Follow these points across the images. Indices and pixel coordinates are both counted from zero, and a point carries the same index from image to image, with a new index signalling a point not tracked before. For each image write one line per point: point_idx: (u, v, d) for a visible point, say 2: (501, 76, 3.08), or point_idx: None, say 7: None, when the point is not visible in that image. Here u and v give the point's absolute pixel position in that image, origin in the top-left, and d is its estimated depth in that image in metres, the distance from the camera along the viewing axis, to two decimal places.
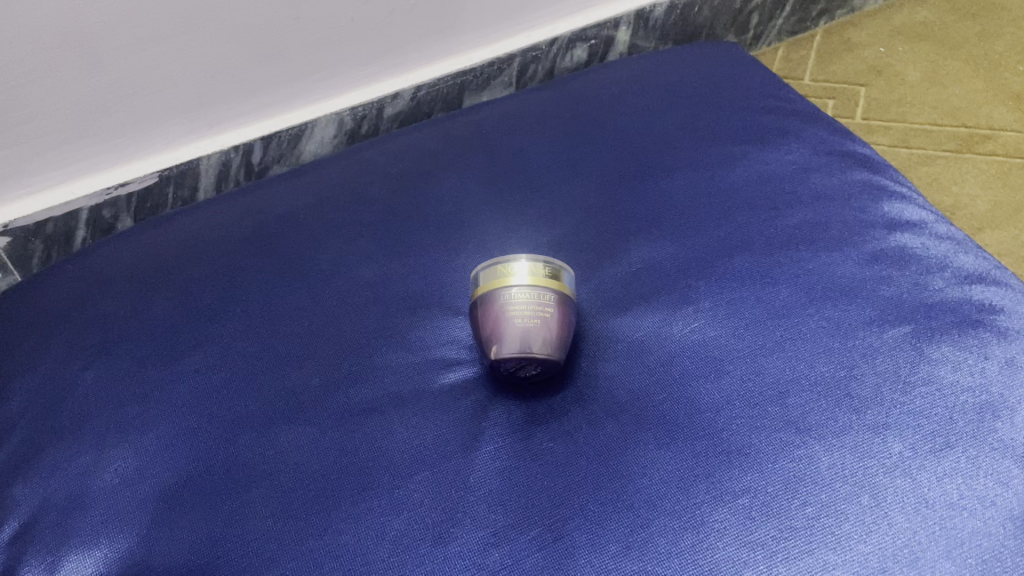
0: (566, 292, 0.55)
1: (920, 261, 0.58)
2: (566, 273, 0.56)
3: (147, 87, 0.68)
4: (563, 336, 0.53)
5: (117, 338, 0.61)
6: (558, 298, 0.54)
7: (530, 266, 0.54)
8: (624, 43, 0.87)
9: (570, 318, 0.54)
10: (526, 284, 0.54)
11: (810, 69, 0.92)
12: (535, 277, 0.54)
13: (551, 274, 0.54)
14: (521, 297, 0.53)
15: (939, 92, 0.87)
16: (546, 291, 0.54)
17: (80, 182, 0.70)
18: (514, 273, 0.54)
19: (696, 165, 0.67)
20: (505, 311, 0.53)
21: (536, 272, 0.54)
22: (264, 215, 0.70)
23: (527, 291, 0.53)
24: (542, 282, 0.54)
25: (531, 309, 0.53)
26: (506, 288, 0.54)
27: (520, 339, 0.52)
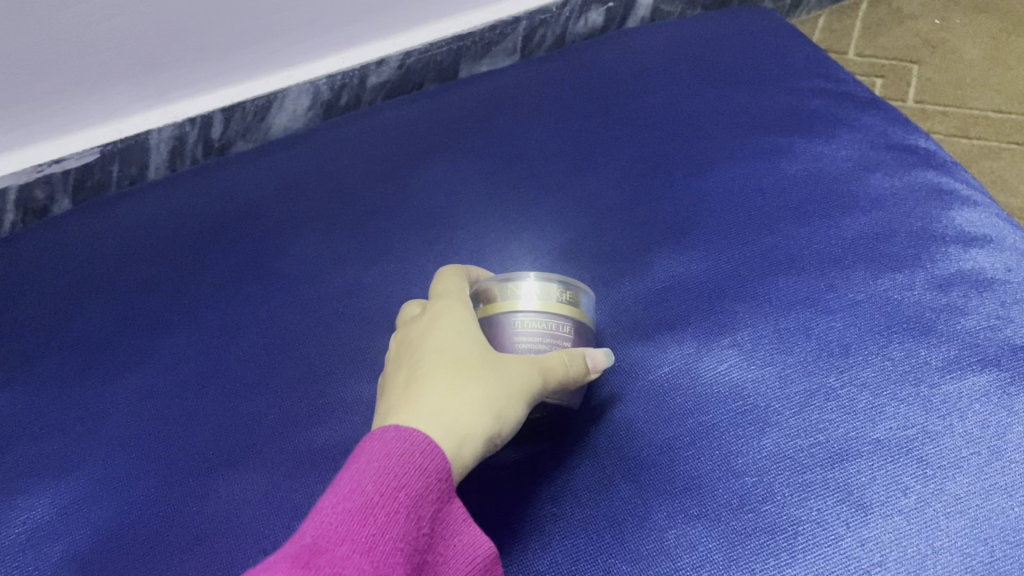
0: (586, 321, 0.44)
1: (1000, 288, 0.49)
2: (586, 296, 0.45)
3: (85, 48, 0.57)
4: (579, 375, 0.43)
5: (42, 355, 0.52)
6: (576, 330, 0.43)
7: (547, 287, 0.43)
8: (647, 7, 0.76)
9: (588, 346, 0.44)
10: (543, 312, 0.42)
11: (855, 41, 0.81)
12: (554, 303, 0.43)
13: (572, 299, 0.43)
14: (534, 328, 0.42)
15: (1002, 73, 0.76)
16: (563, 322, 0.43)
17: (9, 157, 0.60)
18: (526, 295, 0.43)
19: (733, 161, 0.58)
20: (509, 344, 0.42)
21: (555, 297, 0.43)
22: (223, 203, 0.60)
23: (541, 321, 0.42)
24: (561, 310, 0.43)
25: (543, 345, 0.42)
26: (515, 313, 0.42)
27: None
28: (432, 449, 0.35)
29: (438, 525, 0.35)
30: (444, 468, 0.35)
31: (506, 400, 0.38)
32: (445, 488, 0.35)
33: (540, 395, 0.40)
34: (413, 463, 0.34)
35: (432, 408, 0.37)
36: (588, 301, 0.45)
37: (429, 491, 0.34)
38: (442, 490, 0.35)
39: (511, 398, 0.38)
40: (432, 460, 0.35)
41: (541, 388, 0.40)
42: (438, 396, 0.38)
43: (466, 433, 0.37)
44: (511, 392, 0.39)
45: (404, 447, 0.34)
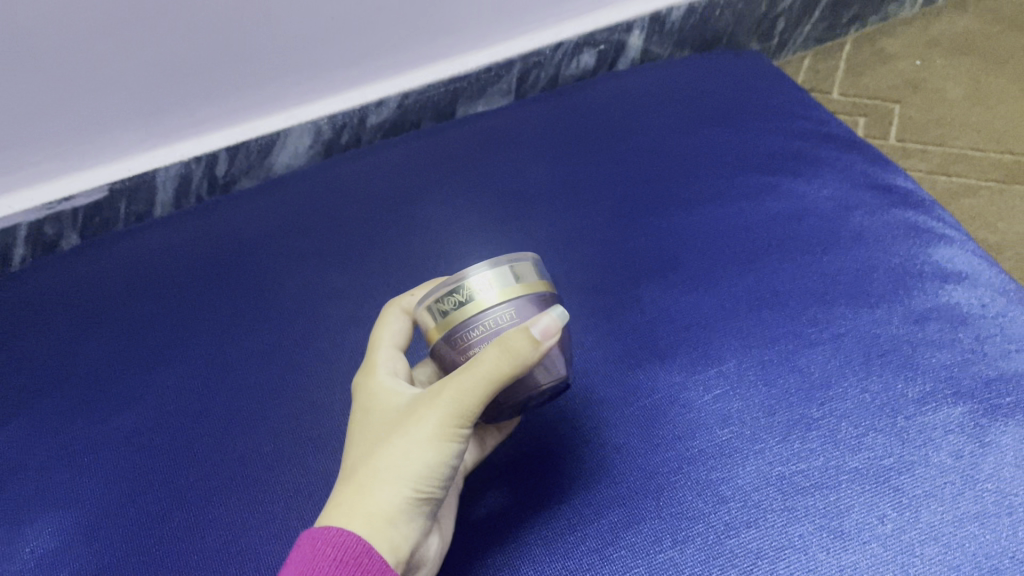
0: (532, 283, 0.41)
1: (975, 322, 0.51)
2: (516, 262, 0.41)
3: (94, 90, 0.59)
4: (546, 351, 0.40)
5: (50, 387, 0.54)
6: (521, 306, 0.40)
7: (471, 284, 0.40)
8: (637, 49, 0.79)
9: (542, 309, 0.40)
10: (477, 316, 0.39)
11: (839, 82, 0.84)
12: (488, 299, 0.39)
13: (502, 280, 0.40)
14: (476, 337, 0.39)
15: (982, 113, 0.78)
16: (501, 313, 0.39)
17: (19, 195, 0.62)
18: (457, 307, 0.40)
19: (720, 199, 0.60)
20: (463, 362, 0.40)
21: (483, 290, 0.39)
22: (226, 239, 0.62)
23: (479, 325, 0.39)
24: (493, 303, 0.39)
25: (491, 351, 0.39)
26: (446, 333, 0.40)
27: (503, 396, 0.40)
28: (346, 538, 0.36)
29: None
30: (364, 549, 0.36)
31: (408, 457, 0.37)
32: (370, 568, 0.35)
33: (458, 425, 0.38)
34: (325, 556, 0.35)
35: (343, 496, 0.38)
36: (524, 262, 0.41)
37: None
38: (369, 569, 0.35)
39: (416, 452, 0.37)
40: (348, 548, 0.35)
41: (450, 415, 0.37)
42: (352, 480, 0.38)
43: (377, 506, 0.37)
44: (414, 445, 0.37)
45: (317, 542, 0.36)
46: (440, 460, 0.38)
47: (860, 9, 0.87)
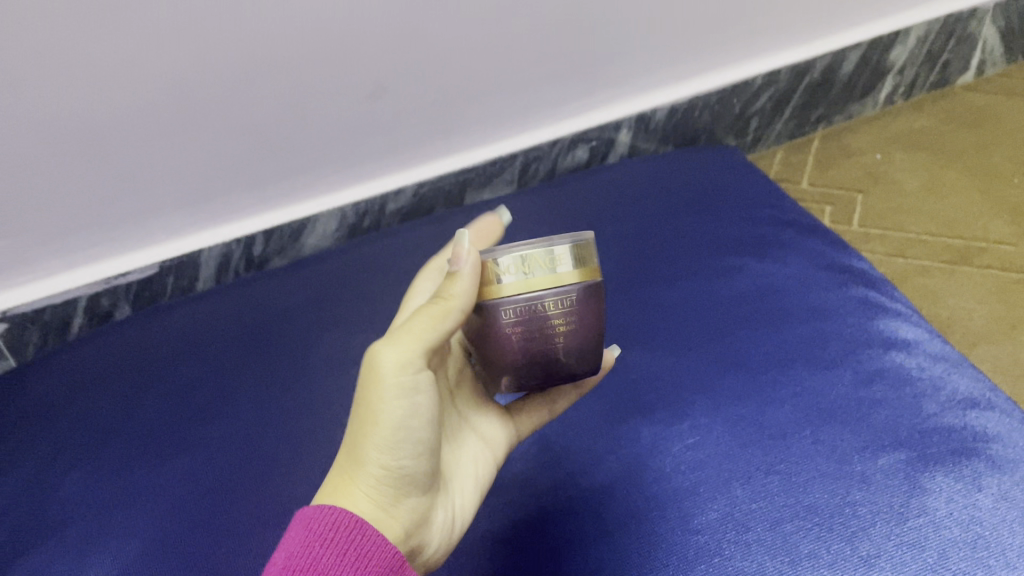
0: (587, 270, 0.41)
1: (914, 383, 0.58)
2: (579, 243, 0.41)
3: (152, 182, 0.69)
4: (580, 339, 0.42)
5: (107, 437, 0.62)
6: (574, 295, 0.41)
7: (526, 259, 0.40)
8: (625, 145, 0.89)
9: (592, 305, 0.41)
10: (521, 293, 0.40)
11: (808, 173, 0.94)
12: (543, 280, 0.40)
13: (556, 263, 0.40)
14: (514, 314, 0.41)
15: (935, 202, 0.87)
16: (553, 298, 0.40)
17: (82, 271, 0.71)
18: (512, 278, 0.40)
19: (695, 276, 0.68)
20: (500, 329, 0.41)
21: (534, 270, 0.40)
22: (261, 310, 0.71)
23: (520, 303, 0.40)
24: (546, 286, 0.40)
25: (527, 330, 0.41)
26: (496, 300, 0.40)
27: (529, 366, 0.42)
28: (341, 517, 0.39)
29: None
30: (357, 526, 0.39)
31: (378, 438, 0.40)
32: (363, 544, 0.39)
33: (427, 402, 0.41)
34: (321, 534, 0.38)
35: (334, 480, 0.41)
36: (586, 244, 0.41)
37: (340, 554, 0.38)
38: (364, 545, 0.39)
39: (379, 418, 0.40)
40: (344, 528, 0.39)
41: (394, 373, 0.40)
42: (337, 466, 0.41)
43: (359, 488, 0.40)
44: (373, 409, 0.40)
45: (313, 522, 0.39)
46: (407, 422, 0.40)
47: (826, 109, 0.97)
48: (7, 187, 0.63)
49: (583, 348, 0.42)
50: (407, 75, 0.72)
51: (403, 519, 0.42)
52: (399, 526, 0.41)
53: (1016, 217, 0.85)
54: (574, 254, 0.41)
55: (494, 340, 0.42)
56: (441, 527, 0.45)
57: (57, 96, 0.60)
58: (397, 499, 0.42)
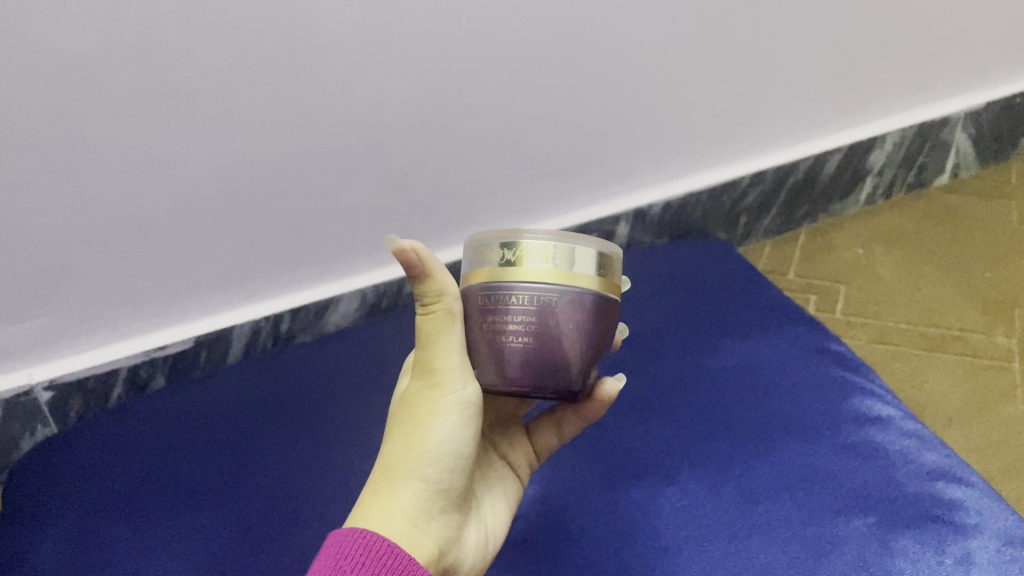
0: (599, 276, 0.47)
1: (886, 455, 0.64)
2: (597, 252, 0.47)
3: (193, 263, 0.76)
4: (582, 341, 0.47)
5: (146, 498, 0.68)
6: (581, 294, 0.46)
7: (545, 249, 0.46)
8: (625, 237, 0.96)
9: (598, 313, 0.47)
10: (535, 281, 0.46)
11: (795, 265, 1.01)
12: (556, 269, 0.46)
13: (573, 260, 0.46)
14: (525, 299, 0.46)
15: (913, 293, 0.94)
16: (563, 291, 0.46)
17: (124, 343, 0.78)
18: (529, 261, 0.46)
19: (687, 357, 0.75)
20: (509, 311, 0.46)
21: (551, 260, 0.46)
22: (289, 387, 0.78)
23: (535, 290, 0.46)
24: (558, 278, 0.46)
25: (535, 318, 0.45)
26: (512, 281, 0.46)
27: (527, 360, 0.46)
28: (370, 542, 0.44)
29: None
30: (387, 549, 0.44)
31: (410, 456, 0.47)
32: (390, 565, 0.43)
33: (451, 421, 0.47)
34: (354, 557, 0.43)
35: (370, 502, 0.47)
36: (603, 254, 0.48)
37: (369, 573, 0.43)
38: (392, 568, 0.43)
39: (429, 436, 0.47)
40: (373, 552, 0.43)
41: (448, 394, 0.47)
42: (374, 492, 0.47)
43: (397, 506, 0.46)
44: (425, 427, 0.47)
45: (346, 546, 0.44)
46: (452, 443, 0.47)
47: (811, 206, 1.05)
48: (66, 264, 0.71)
49: (581, 352, 0.47)
50: (424, 171, 0.80)
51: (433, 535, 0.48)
52: (433, 542, 0.47)
53: (988, 308, 0.91)
54: (590, 257, 0.47)
55: (499, 325, 0.46)
56: (472, 548, 0.51)
57: (116, 184, 0.68)
58: (431, 517, 0.48)
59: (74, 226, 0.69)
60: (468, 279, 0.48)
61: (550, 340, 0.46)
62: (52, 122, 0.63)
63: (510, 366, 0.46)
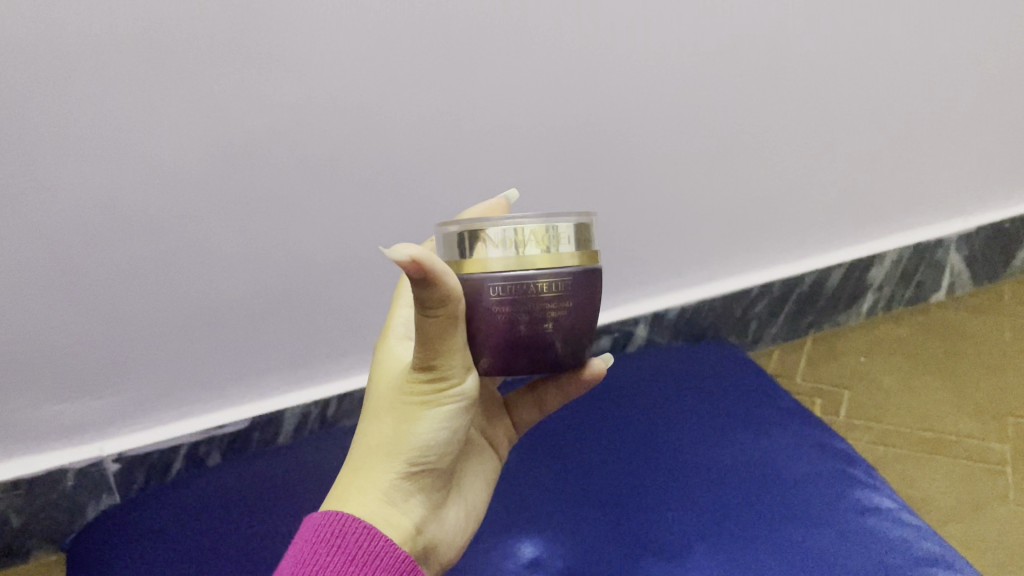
0: (577, 252, 0.47)
1: (885, 542, 0.69)
2: (571, 226, 0.47)
3: (256, 351, 0.85)
4: (566, 323, 0.47)
5: (203, 559, 0.74)
6: (560, 279, 0.46)
7: (514, 233, 0.46)
8: (642, 338, 1.03)
9: (580, 292, 0.47)
10: (509, 269, 0.46)
11: (802, 370, 1.08)
12: (532, 258, 0.46)
13: (544, 240, 0.46)
14: (504, 289, 0.45)
15: (912, 399, 1.01)
16: (541, 277, 0.46)
17: (187, 421, 0.86)
18: (502, 252, 0.46)
19: (701, 453, 0.82)
20: (486, 302, 0.45)
21: (526, 249, 0.46)
22: (335, 466, 0.85)
23: (510, 280, 0.45)
24: (535, 266, 0.46)
25: (516, 307, 0.45)
26: (486, 274, 0.46)
27: (512, 349, 0.46)
28: (348, 521, 0.46)
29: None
30: (364, 529, 0.46)
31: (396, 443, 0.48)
32: (367, 542, 0.45)
33: (444, 415, 0.48)
34: (330, 538, 0.45)
35: (353, 483, 0.48)
36: (574, 227, 0.48)
37: (347, 550, 0.45)
38: (368, 548, 0.45)
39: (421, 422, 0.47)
40: (349, 534, 0.45)
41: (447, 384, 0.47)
42: (356, 472, 0.49)
43: (377, 489, 0.48)
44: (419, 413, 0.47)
45: (321, 531, 0.46)
46: (445, 432, 0.48)
47: (816, 316, 1.13)
48: (147, 346, 0.80)
49: (564, 335, 0.47)
50: None
51: (413, 517, 0.50)
52: (412, 524, 0.49)
53: (982, 414, 0.98)
54: (560, 234, 0.47)
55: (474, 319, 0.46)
56: (450, 527, 0.54)
57: (197, 276, 0.79)
58: (411, 500, 0.49)
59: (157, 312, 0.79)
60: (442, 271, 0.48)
61: (529, 326, 0.46)
62: (152, 222, 0.74)
63: (492, 355, 0.47)
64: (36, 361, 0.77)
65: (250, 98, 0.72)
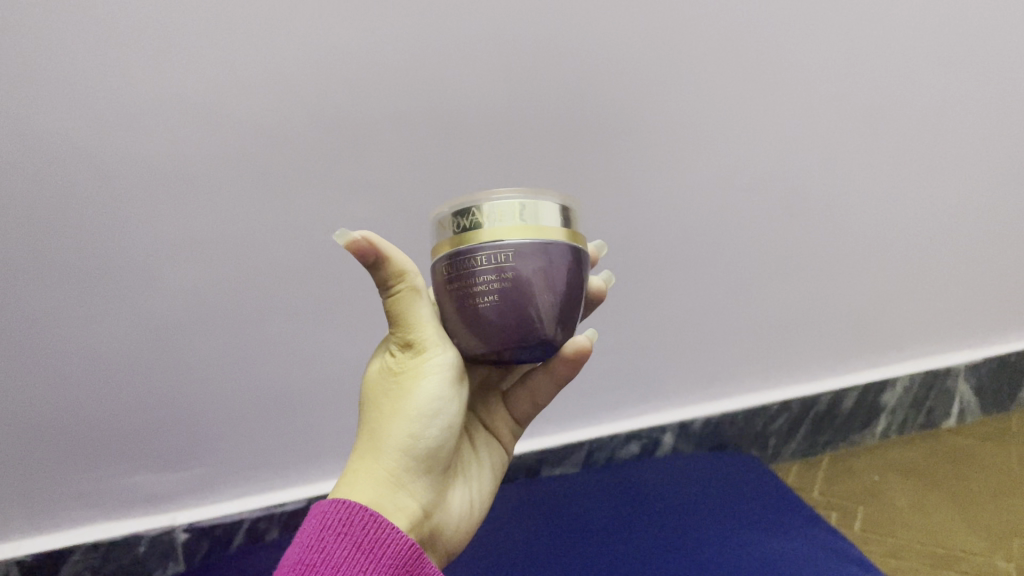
0: (559, 227, 0.56)
1: None
2: (554, 205, 0.57)
3: (319, 440, 0.98)
4: (548, 290, 0.55)
5: None
6: (538, 245, 0.55)
7: (501, 206, 0.55)
8: (669, 445, 1.12)
9: (559, 260, 0.55)
10: (495, 238, 0.54)
11: (818, 485, 1.14)
12: (515, 226, 0.55)
13: (530, 214, 0.55)
14: (491, 256, 0.54)
15: (924, 517, 1.07)
16: (524, 244, 0.54)
17: (250, 498, 0.98)
18: (488, 224, 0.55)
19: (720, 550, 0.89)
20: (476, 266, 0.54)
21: (508, 221, 0.55)
22: None
23: (495, 248, 0.54)
24: (518, 233, 0.54)
25: (501, 271, 0.54)
26: (475, 243, 0.55)
27: (501, 313, 0.54)
28: (355, 511, 0.52)
29: (370, 559, 0.51)
30: (370, 518, 0.52)
31: (399, 425, 0.57)
32: (373, 530, 0.52)
33: (437, 395, 0.58)
34: (337, 526, 0.52)
35: (363, 466, 0.56)
36: (555, 206, 0.57)
37: (353, 534, 0.51)
38: (372, 535, 0.52)
39: (413, 397, 0.57)
40: (356, 523, 0.52)
41: (431, 356, 0.58)
42: (366, 456, 0.57)
43: (384, 469, 0.56)
44: (410, 388, 0.57)
45: (330, 519, 0.52)
46: (439, 410, 0.58)
47: (832, 436, 1.20)
48: (225, 429, 0.94)
49: (547, 297, 0.55)
50: None
51: (418, 498, 0.58)
52: (417, 504, 0.57)
53: (988, 534, 1.04)
54: (542, 209, 0.56)
55: (469, 281, 0.55)
56: (454, 515, 0.62)
57: (277, 365, 0.92)
58: (415, 481, 0.58)
59: (237, 399, 0.92)
60: (436, 253, 0.58)
61: (519, 285, 0.54)
62: (243, 320, 0.89)
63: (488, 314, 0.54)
64: (133, 433, 0.91)
65: (337, 216, 0.86)
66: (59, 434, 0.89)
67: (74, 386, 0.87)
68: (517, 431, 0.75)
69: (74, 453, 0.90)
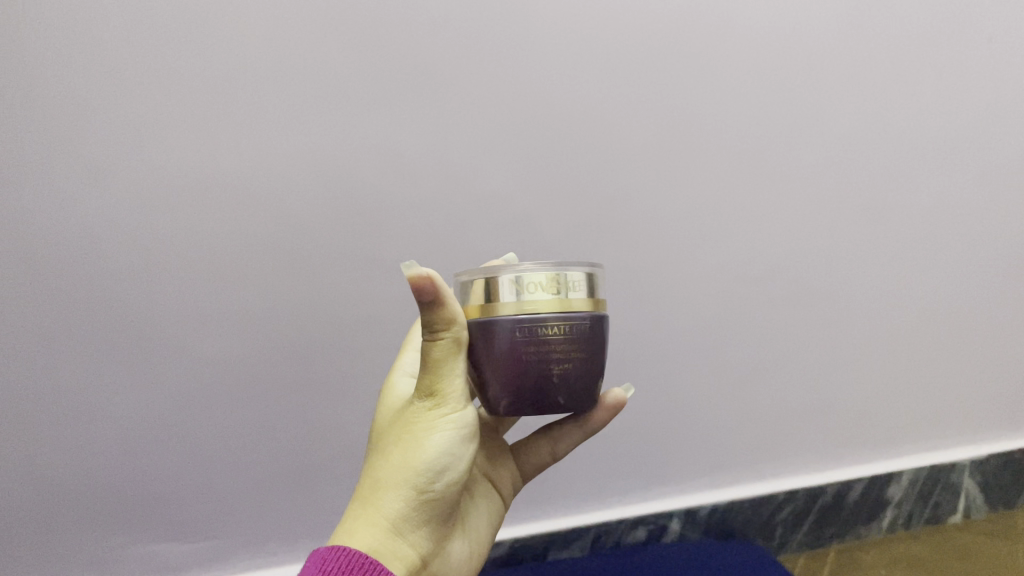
0: (584, 299, 0.60)
1: None
2: (578, 278, 0.60)
3: (330, 516, 0.98)
4: (573, 359, 0.58)
5: None
6: (565, 317, 0.58)
7: (528, 281, 0.58)
8: (676, 531, 1.12)
9: (585, 329, 0.59)
10: (523, 311, 0.57)
11: None
12: (542, 301, 0.58)
13: (556, 288, 0.58)
14: (520, 327, 0.57)
15: None
16: (552, 318, 0.57)
17: (258, 571, 0.98)
18: (518, 298, 0.58)
19: None
20: (505, 336, 0.57)
21: (536, 296, 0.58)
22: None
23: (523, 320, 0.57)
24: (545, 307, 0.58)
25: (529, 342, 0.57)
26: (504, 315, 0.57)
27: (529, 380, 0.57)
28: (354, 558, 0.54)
29: None
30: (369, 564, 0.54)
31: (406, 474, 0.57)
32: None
33: (445, 450, 0.58)
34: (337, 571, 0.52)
35: (365, 508, 0.57)
36: (581, 279, 0.60)
37: None
38: None
39: (423, 449, 0.58)
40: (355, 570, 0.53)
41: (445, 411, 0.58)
42: (368, 499, 0.58)
43: (385, 515, 0.57)
44: (421, 441, 0.58)
45: (330, 564, 0.53)
46: (446, 463, 0.59)
47: (838, 528, 1.20)
48: (237, 500, 0.95)
49: (573, 365, 0.58)
50: None
51: (416, 547, 0.59)
52: (415, 552, 0.59)
53: None
54: (568, 283, 0.59)
55: (497, 352, 0.57)
56: (449, 566, 0.63)
57: (292, 438, 0.94)
58: (415, 530, 0.59)
59: (251, 471, 0.94)
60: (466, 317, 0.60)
61: (545, 359, 0.57)
62: (259, 392, 0.91)
63: (514, 383, 0.57)
64: (146, 500, 0.92)
65: (358, 294, 0.90)
66: (72, 498, 0.90)
67: (93, 452, 0.89)
68: (517, 484, 0.78)
69: (87, 519, 0.91)
